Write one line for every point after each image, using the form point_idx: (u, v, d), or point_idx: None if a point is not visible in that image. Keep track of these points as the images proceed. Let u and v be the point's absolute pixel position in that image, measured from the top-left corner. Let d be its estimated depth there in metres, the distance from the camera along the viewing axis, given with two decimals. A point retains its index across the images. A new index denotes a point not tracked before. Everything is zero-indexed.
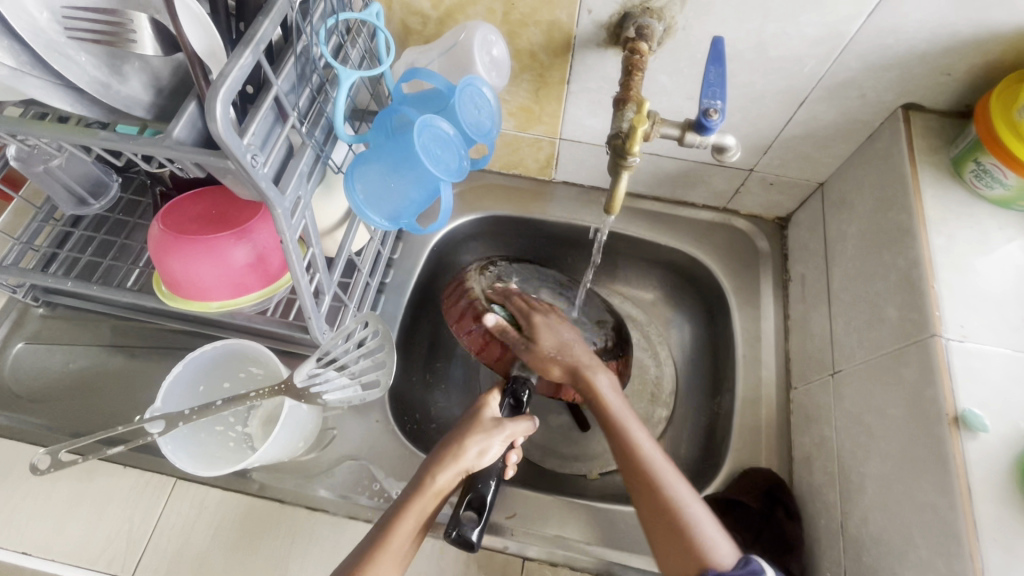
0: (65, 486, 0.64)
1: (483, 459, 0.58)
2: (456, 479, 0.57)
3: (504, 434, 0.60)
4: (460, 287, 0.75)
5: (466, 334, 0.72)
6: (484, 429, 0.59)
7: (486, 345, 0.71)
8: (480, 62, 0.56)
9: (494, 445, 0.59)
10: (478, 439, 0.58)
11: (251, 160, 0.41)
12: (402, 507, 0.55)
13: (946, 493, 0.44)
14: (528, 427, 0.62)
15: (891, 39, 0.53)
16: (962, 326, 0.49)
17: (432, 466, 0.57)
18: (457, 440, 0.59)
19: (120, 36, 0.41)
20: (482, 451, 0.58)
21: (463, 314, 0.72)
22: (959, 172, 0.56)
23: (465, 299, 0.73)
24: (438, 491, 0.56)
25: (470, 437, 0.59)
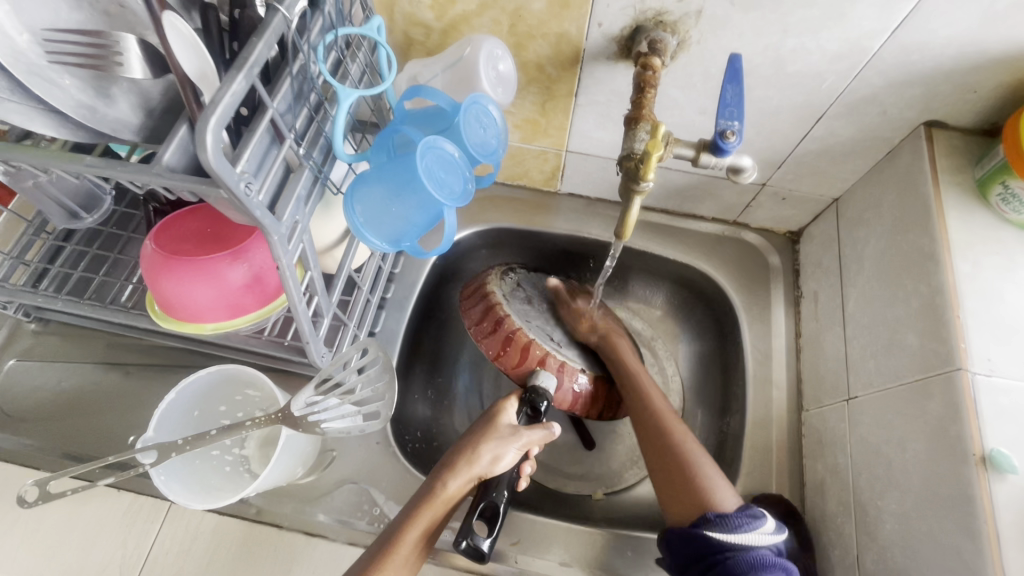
0: (56, 511, 0.62)
1: (497, 467, 0.58)
2: (467, 486, 0.57)
3: (521, 441, 0.60)
4: (479, 290, 0.71)
5: (483, 340, 0.68)
6: (500, 435, 0.60)
7: (506, 350, 0.66)
8: (486, 78, 0.54)
9: (509, 452, 0.59)
10: (492, 445, 0.59)
11: (245, 189, 0.39)
12: (410, 516, 0.55)
13: (973, 537, 0.43)
14: (547, 433, 0.61)
15: (917, 56, 0.51)
16: (988, 360, 0.47)
17: (442, 474, 0.57)
18: (470, 446, 0.59)
19: (106, 59, 0.38)
20: (496, 458, 0.58)
21: (483, 318, 0.68)
22: (984, 195, 0.54)
23: (485, 303, 0.69)
24: (447, 499, 0.56)
25: (483, 444, 0.59)
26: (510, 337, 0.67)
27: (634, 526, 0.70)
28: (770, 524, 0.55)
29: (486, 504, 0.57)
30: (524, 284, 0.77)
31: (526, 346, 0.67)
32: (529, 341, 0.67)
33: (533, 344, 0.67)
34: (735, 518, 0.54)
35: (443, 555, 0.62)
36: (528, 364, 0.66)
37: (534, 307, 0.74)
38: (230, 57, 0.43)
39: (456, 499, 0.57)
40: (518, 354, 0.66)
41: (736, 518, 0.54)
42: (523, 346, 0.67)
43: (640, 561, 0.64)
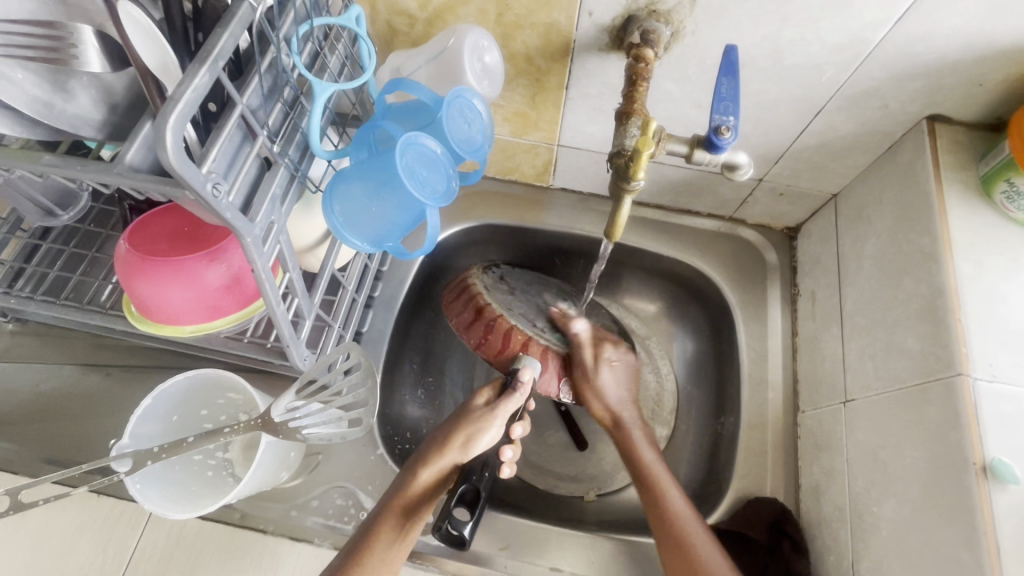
0: (33, 517, 0.60)
1: (472, 449, 0.57)
2: (440, 472, 0.56)
3: (497, 419, 0.58)
4: (461, 283, 0.69)
5: (467, 332, 0.66)
6: (473, 419, 0.58)
7: (487, 337, 0.64)
8: (471, 70, 0.52)
9: (485, 433, 0.57)
10: (466, 429, 0.57)
11: (213, 190, 0.37)
12: (385, 509, 0.53)
13: (973, 549, 0.41)
14: (520, 398, 0.59)
15: (920, 48, 0.49)
16: (991, 364, 0.46)
17: (414, 466, 0.56)
18: (443, 435, 0.57)
19: (62, 52, 0.36)
20: (471, 441, 0.57)
21: (464, 308, 0.67)
22: (988, 192, 0.52)
23: (466, 295, 0.68)
24: (421, 489, 0.55)
25: (457, 429, 0.57)
26: (491, 325, 0.64)
27: (627, 528, 0.69)
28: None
29: (468, 487, 0.57)
30: (509, 278, 0.74)
31: (508, 331, 0.64)
32: (510, 327, 0.64)
33: (515, 330, 0.64)
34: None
35: (425, 558, 0.60)
36: (510, 351, 0.64)
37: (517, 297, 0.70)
38: (195, 49, 0.41)
39: (432, 490, 0.56)
40: (500, 340, 0.64)
41: None
42: (505, 333, 0.64)
43: (632, 565, 0.63)
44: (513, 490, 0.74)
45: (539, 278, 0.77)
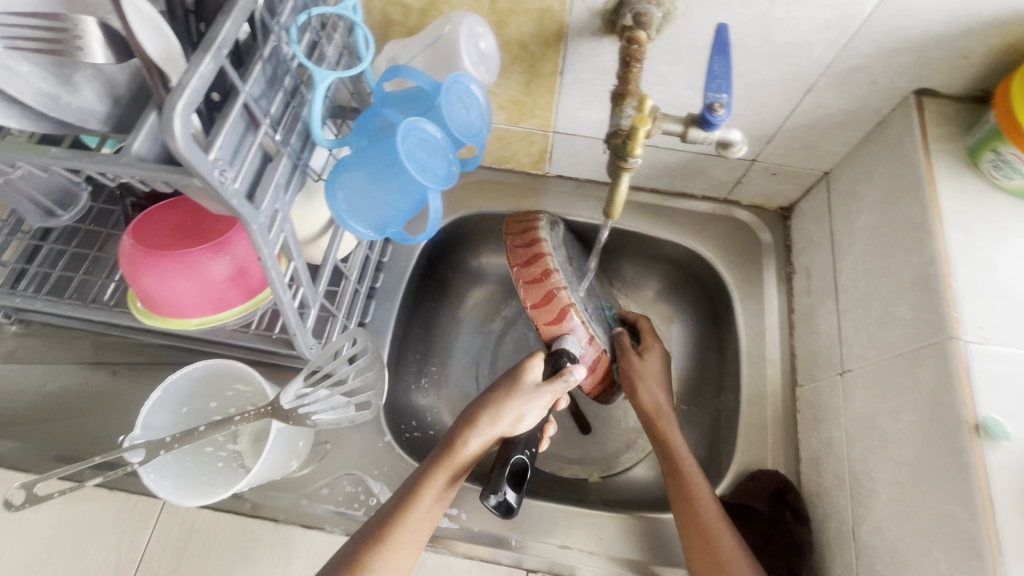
0: (46, 514, 0.61)
1: (520, 426, 0.57)
2: (486, 443, 0.56)
3: (548, 396, 0.57)
4: (529, 234, 0.67)
5: (524, 287, 0.64)
6: (523, 392, 0.57)
7: (545, 304, 0.63)
8: (467, 56, 0.52)
9: (534, 411, 0.57)
10: (518, 404, 0.56)
11: (220, 177, 0.38)
12: (431, 473, 0.54)
13: (967, 503, 0.43)
14: (568, 385, 0.58)
15: (906, 22, 0.50)
16: (981, 327, 0.47)
17: (462, 431, 0.55)
18: (492, 403, 0.56)
19: (66, 44, 0.37)
20: (520, 418, 0.56)
21: (530, 263, 0.64)
22: (975, 162, 0.54)
23: (533, 250, 0.65)
24: (466, 457, 0.55)
25: (509, 401, 0.56)
26: (552, 296, 0.63)
27: (633, 505, 0.70)
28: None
29: (520, 459, 0.57)
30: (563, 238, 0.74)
31: (565, 309, 0.62)
32: (569, 304, 0.63)
33: (570, 309, 0.63)
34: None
35: (438, 540, 0.63)
36: (559, 328, 0.63)
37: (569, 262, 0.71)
38: (198, 40, 0.42)
39: (472, 457, 0.56)
40: (555, 315, 0.63)
41: None
42: (562, 308, 0.63)
43: (639, 540, 0.64)
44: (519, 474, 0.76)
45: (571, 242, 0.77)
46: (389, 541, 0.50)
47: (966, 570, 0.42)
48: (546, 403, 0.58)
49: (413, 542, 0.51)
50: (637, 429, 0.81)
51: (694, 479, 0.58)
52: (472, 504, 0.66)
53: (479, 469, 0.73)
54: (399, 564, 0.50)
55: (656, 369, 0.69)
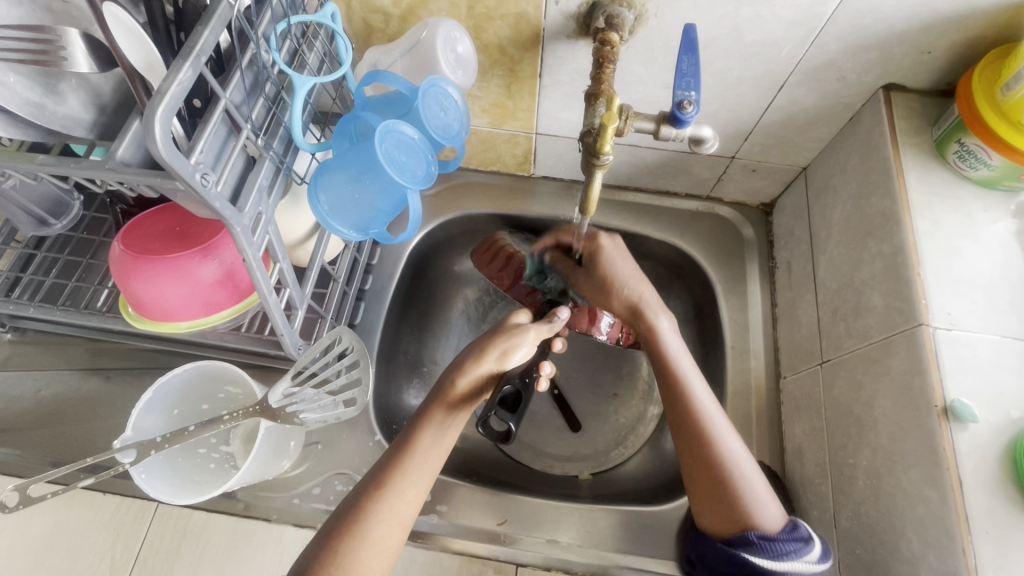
0: (41, 518, 0.61)
1: (507, 362, 0.59)
2: (478, 381, 0.58)
3: (532, 335, 0.59)
4: (495, 247, 0.77)
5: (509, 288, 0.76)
6: (508, 332, 0.59)
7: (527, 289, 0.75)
8: (445, 60, 0.54)
9: (519, 348, 0.58)
10: (501, 342, 0.58)
11: (201, 180, 0.39)
12: (425, 413, 0.56)
13: (938, 485, 0.44)
14: (554, 327, 0.61)
15: (870, 19, 0.51)
16: (949, 313, 0.48)
17: (452, 373, 0.58)
18: (478, 346, 0.59)
19: (52, 55, 0.38)
20: (506, 353, 0.58)
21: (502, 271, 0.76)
22: (942, 154, 0.55)
23: (502, 258, 0.76)
24: (459, 392, 0.57)
25: (492, 341, 0.58)
26: (521, 270, 0.74)
27: (623, 499, 0.71)
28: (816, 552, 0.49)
29: (512, 388, 0.65)
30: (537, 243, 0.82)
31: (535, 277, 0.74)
32: (539, 271, 0.74)
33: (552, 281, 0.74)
34: (788, 544, 0.49)
35: (428, 536, 0.63)
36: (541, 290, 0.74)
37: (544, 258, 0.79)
38: (178, 48, 0.43)
39: (465, 397, 0.57)
40: (529, 284, 0.75)
41: (784, 545, 0.49)
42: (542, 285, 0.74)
43: (627, 534, 0.65)
44: (509, 471, 0.76)
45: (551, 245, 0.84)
46: (389, 485, 0.51)
47: (938, 550, 0.43)
48: (529, 340, 0.59)
49: (416, 486, 0.52)
50: (627, 425, 0.81)
51: (715, 422, 0.55)
52: (462, 500, 0.67)
53: (470, 466, 0.74)
54: (402, 507, 0.51)
55: (626, 261, 0.64)
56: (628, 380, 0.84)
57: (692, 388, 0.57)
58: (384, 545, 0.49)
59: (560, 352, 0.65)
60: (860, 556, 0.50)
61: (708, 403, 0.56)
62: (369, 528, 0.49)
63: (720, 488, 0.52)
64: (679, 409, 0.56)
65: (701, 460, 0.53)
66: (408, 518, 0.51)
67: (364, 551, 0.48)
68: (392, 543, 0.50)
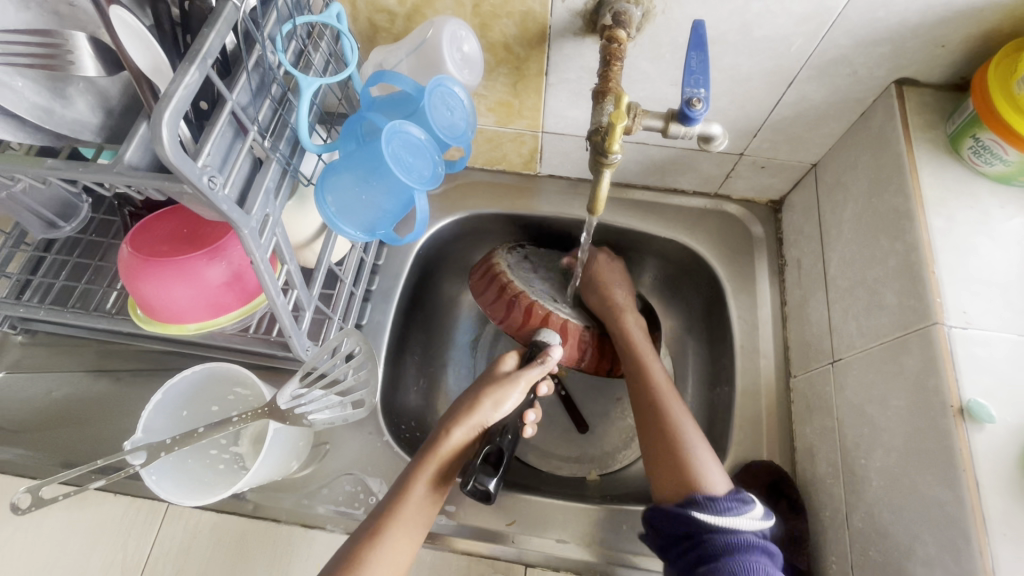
0: (54, 518, 0.62)
1: (498, 412, 0.60)
2: (470, 434, 0.59)
3: (523, 384, 0.61)
4: (488, 271, 0.75)
5: (500, 319, 0.74)
6: (499, 383, 0.61)
7: (512, 313, 0.73)
8: (451, 60, 0.54)
9: (509, 398, 0.60)
10: (493, 392, 0.60)
11: (209, 183, 0.39)
12: (414, 466, 0.56)
13: (953, 486, 0.43)
14: (544, 367, 0.62)
15: (882, 13, 0.50)
16: (964, 312, 0.48)
17: (446, 424, 0.59)
18: (470, 397, 0.61)
19: (60, 59, 0.38)
20: (497, 404, 0.60)
21: (493, 301, 0.74)
22: (957, 149, 0.54)
23: (493, 286, 0.74)
24: (451, 447, 0.58)
25: (485, 391, 0.60)
26: (513, 301, 0.72)
27: (633, 499, 0.71)
28: (759, 510, 0.52)
29: (492, 448, 0.59)
30: (534, 256, 0.80)
31: (526, 307, 0.72)
32: (532, 302, 0.72)
33: (536, 306, 0.72)
34: (726, 501, 0.52)
35: (437, 537, 0.63)
36: (532, 324, 0.72)
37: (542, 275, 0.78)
38: (184, 50, 0.43)
39: (458, 451, 0.59)
40: (522, 314, 0.72)
41: (725, 502, 0.52)
42: (527, 310, 0.72)
43: (635, 535, 0.65)
44: (516, 471, 0.76)
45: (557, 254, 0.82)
46: (384, 535, 0.52)
47: (954, 552, 0.42)
48: (518, 391, 0.60)
49: (408, 535, 0.53)
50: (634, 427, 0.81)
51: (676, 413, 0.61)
52: (469, 501, 0.67)
53: None
54: (394, 555, 0.51)
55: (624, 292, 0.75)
56: None
57: (666, 406, 0.62)
58: None
59: (547, 392, 0.66)
60: (874, 558, 0.50)
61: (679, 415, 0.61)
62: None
63: (670, 462, 0.57)
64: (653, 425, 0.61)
65: (660, 446, 0.59)
66: (399, 567, 0.52)
67: None
68: None
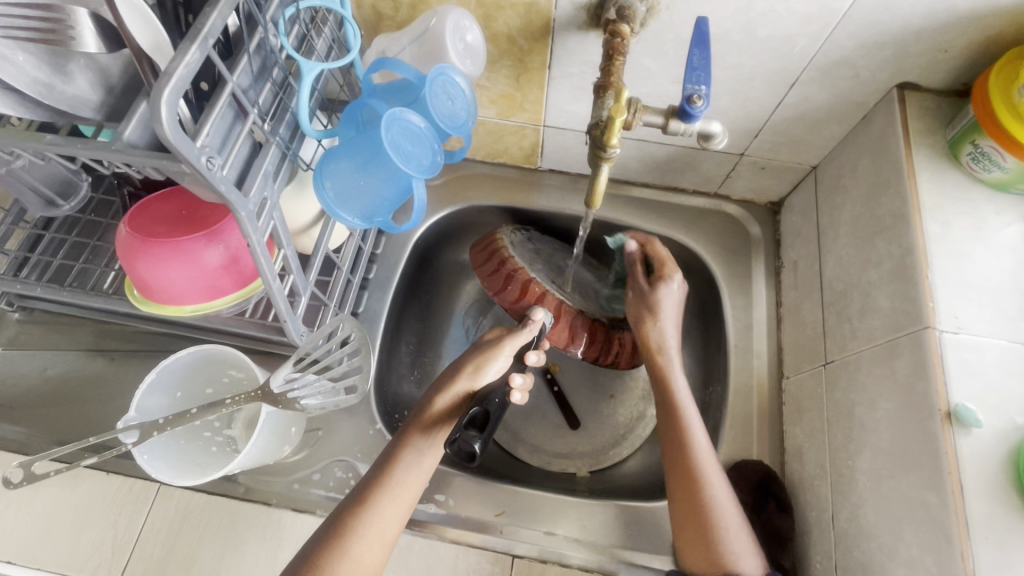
0: (45, 494, 0.62)
1: (481, 377, 0.60)
2: (457, 400, 0.59)
3: (506, 349, 0.61)
4: (490, 246, 0.73)
5: (496, 292, 0.71)
6: (483, 349, 0.61)
7: (508, 287, 0.70)
8: (454, 49, 0.54)
9: (492, 363, 0.60)
10: (474, 357, 0.61)
11: (207, 163, 0.39)
12: (403, 436, 0.57)
13: (937, 489, 0.43)
14: (529, 330, 0.63)
15: (885, 16, 0.51)
16: (956, 317, 0.48)
17: (431, 394, 0.60)
18: (453, 365, 0.62)
19: (59, 33, 0.38)
20: (478, 369, 0.60)
21: (491, 274, 0.72)
22: (956, 154, 0.54)
23: (493, 258, 0.72)
24: (436, 412, 0.58)
25: (466, 359, 0.61)
26: (511, 276, 0.70)
27: (620, 494, 0.71)
28: None
29: (479, 408, 0.55)
30: (535, 241, 0.79)
31: (523, 283, 0.70)
32: (529, 280, 0.70)
33: (533, 283, 0.70)
34: None
35: (426, 525, 0.64)
36: (526, 301, 0.70)
37: (540, 259, 0.76)
38: (186, 31, 0.43)
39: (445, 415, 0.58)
40: (517, 289, 0.70)
41: None
42: (523, 286, 0.70)
43: (622, 529, 0.65)
44: (506, 464, 0.76)
45: (554, 244, 0.81)
46: (371, 503, 0.52)
47: (935, 554, 0.43)
48: (505, 358, 0.61)
49: (396, 506, 0.52)
50: (625, 424, 0.81)
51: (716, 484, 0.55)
52: (458, 490, 0.67)
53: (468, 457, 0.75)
54: (385, 526, 0.51)
55: (672, 321, 0.66)
56: (630, 377, 0.84)
57: (690, 434, 0.58)
58: (363, 564, 0.49)
59: (536, 362, 0.62)
60: (858, 558, 0.50)
61: (704, 448, 0.57)
62: (352, 545, 0.49)
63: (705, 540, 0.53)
64: (677, 452, 0.57)
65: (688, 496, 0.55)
66: (389, 537, 0.52)
67: (342, 566, 0.48)
68: (371, 563, 0.50)
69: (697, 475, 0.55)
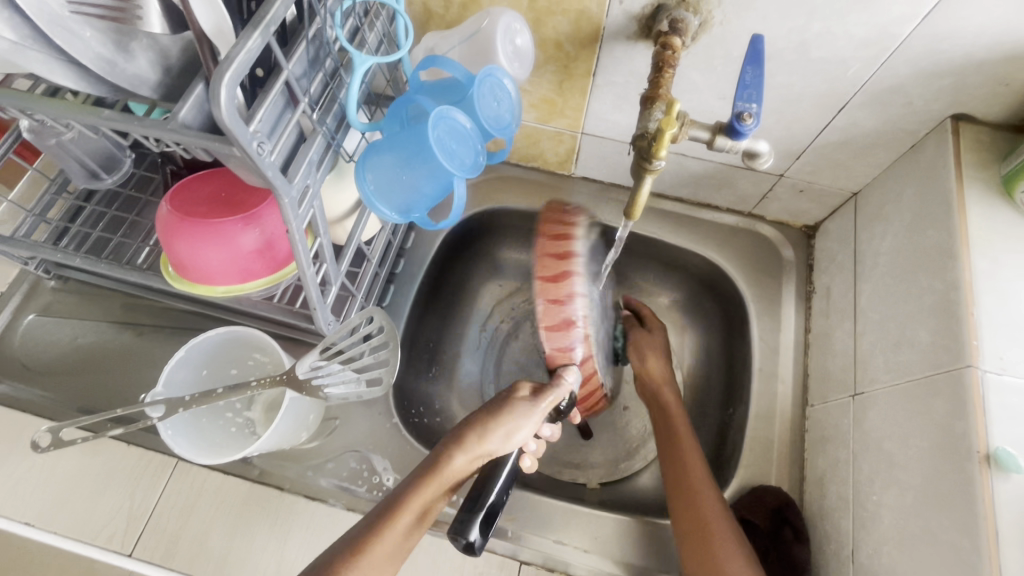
0: (68, 461, 0.64)
1: (510, 442, 0.55)
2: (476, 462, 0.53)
3: (541, 412, 0.57)
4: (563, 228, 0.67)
5: (541, 297, 0.64)
6: (516, 411, 0.56)
7: (561, 304, 0.64)
8: (503, 51, 0.54)
9: (524, 428, 0.55)
10: (506, 421, 0.54)
11: (258, 148, 0.39)
12: (415, 480, 0.51)
13: (971, 533, 0.42)
14: (560, 393, 0.60)
15: (946, 45, 0.49)
16: (1001, 357, 0.46)
17: (448, 448, 0.53)
18: (479, 422, 0.54)
19: (128, 14, 0.40)
20: (509, 435, 0.54)
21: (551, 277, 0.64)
22: (1009, 190, 0.52)
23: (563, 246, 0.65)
24: (451, 476, 0.52)
25: (498, 417, 0.55)
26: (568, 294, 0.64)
27: (631, 510, 0.70)
28: None
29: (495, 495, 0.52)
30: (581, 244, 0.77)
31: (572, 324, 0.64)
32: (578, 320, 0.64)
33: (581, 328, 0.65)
34: None
35: (436, 523, 0.63)
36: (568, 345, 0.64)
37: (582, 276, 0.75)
38: (247, 19, 0.44)
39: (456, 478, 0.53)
40: (564, 324, 0.64)
41: None
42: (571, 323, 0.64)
43: (632, 545, 0.65)
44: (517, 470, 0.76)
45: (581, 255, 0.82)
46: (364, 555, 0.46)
47: None
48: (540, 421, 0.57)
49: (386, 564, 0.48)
50: (640, 437, 0.80)
51: (709, 496, 0.58)
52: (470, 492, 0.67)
53: None
54: None
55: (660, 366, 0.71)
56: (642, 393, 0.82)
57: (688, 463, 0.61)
58: None
59: (547, 435, 0.62)
60: None
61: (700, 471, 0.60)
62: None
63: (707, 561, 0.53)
64: (675, 478, 0.60)
65: (690, 512, 0.57)
66: None
67: None
68: None
69: (689, 486, 0.59)
